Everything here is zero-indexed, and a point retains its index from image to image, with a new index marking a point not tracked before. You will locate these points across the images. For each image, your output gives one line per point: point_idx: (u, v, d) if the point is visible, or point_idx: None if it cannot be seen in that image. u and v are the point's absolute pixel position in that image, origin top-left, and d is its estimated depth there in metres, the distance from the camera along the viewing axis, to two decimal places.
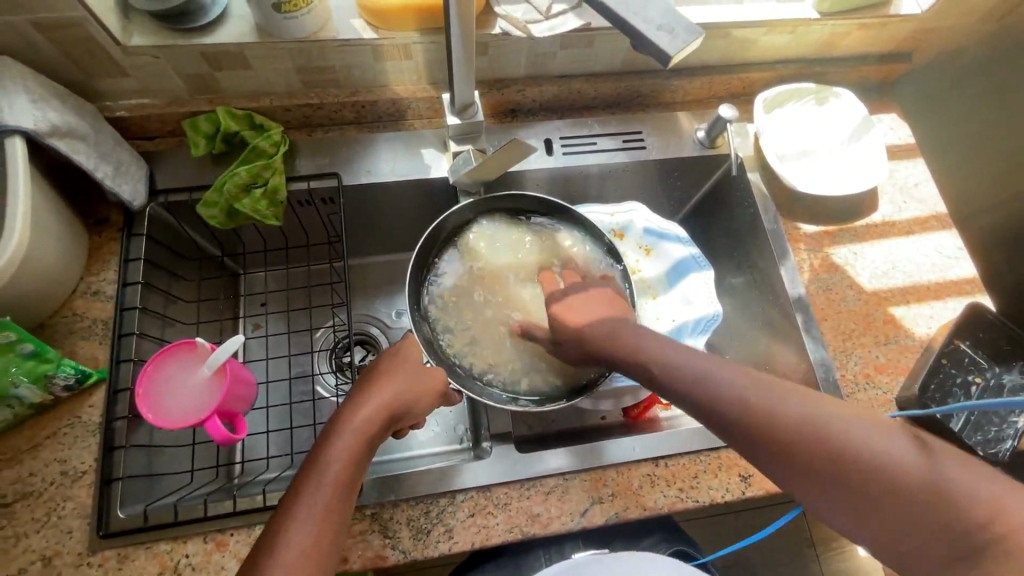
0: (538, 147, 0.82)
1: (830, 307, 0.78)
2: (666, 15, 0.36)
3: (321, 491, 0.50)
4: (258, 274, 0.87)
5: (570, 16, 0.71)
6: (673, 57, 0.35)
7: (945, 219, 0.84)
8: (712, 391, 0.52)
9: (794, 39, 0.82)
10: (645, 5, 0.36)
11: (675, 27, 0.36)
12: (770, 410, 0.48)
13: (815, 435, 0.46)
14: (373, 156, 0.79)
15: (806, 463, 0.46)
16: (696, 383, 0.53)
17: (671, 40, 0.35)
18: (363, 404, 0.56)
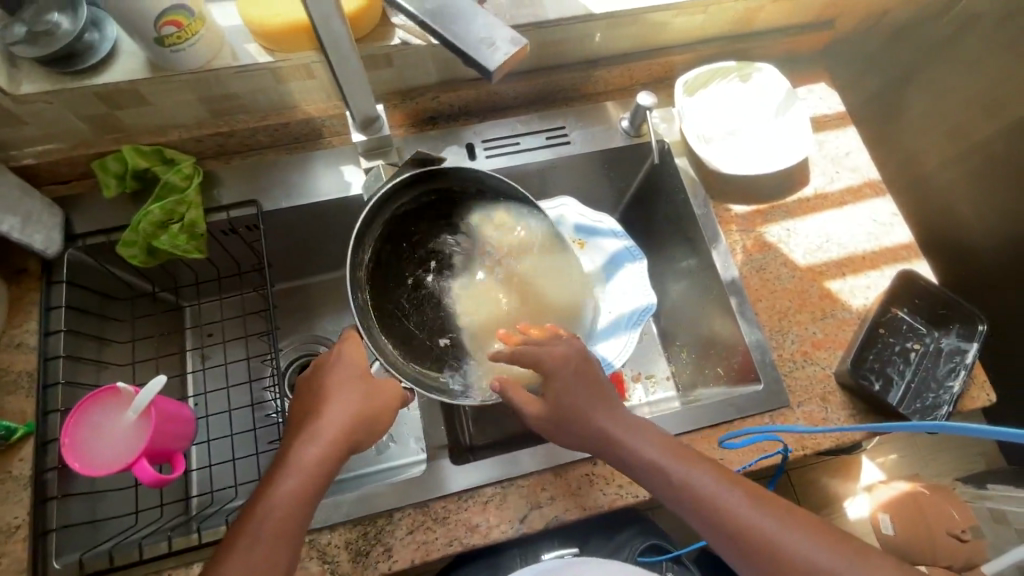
0: (459, 152, 0.81)
1: (764, 287, 0.77)
2: (491, 29, 0.37)
3: (260, 520, 0.50)
4: (191, 307, 0.87)
5: None
6: (492, 72, 0.35)
7: (878, 186, 0.84)
8: (667, 475, 0.57)
9: (709, 19, 0.80)
10: (469, 24, 0.37)
11: (497, 43, 0.36)
12: (711, 504, 0.55)
13: (744, 530, 0.53)
14: (293, 178, 0.78)
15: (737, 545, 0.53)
16: (660, 469, 0.57)
17: (493, 54, 0.36)
18: (318, 432, 0.55)
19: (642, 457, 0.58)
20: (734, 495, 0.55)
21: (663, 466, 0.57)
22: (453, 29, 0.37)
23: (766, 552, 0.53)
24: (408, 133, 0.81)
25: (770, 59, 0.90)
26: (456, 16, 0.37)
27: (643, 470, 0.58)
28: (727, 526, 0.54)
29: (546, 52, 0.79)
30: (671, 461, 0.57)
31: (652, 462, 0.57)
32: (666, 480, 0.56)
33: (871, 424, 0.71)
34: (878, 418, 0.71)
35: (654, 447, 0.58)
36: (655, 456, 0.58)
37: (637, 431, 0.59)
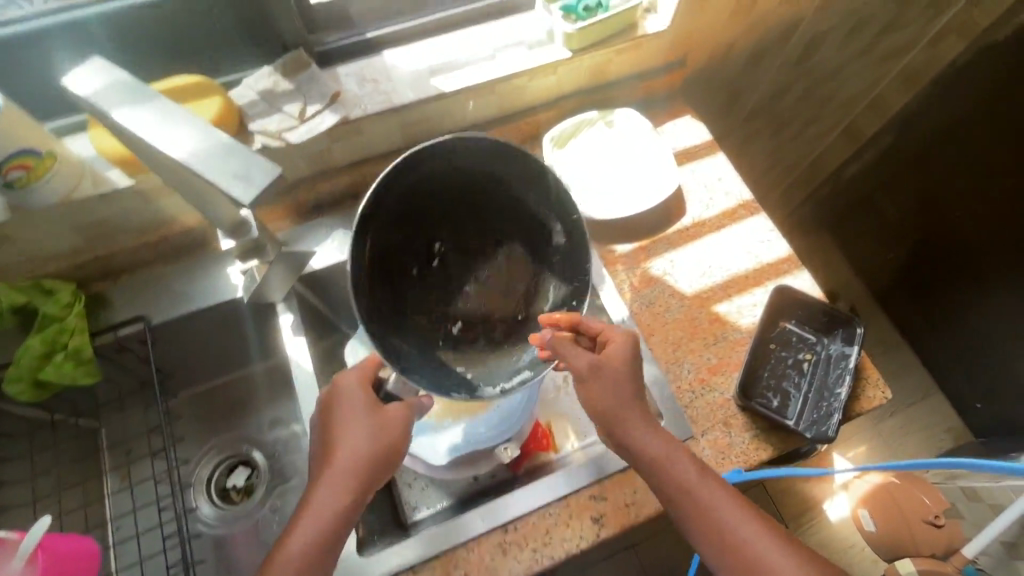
0: (346, 235, 0.84)
1: (655, 321, 0.79)
2: (246, 164, 0.43)
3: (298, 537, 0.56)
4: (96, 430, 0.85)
5: (326, 114, 0.74)
6: (246, 202, 0.40)
7: (753, 205, 0.87)
8: (693, 493, 0.59)
9: (562, 77, 0.86)
10: (227, 162, 0.42)
11: (253, 177, 0.42)
12: (723, 529, 0.58)
13: (754, 559, 0.57)
14: (181, 287, 0.79)
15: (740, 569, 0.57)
16: (687, 488, 0.59)
17: (248, 186, 0.42)
18: (333, 475, 0.59)
19: (676, 476, 0.60)
20: (744, 521, 0.59)
21: (690, 486, 0.59)
22: (216, 170, 0.42)
23: (753, 566, 0.57)
24: (293, 225, 0.85)
25: (632, 102, 0.96)
26: (218, 158, 0.43)
27: (658, 477, 0.61)
28: (735, 552, 0.57)
29: (415, 129, 0.82)
30: (699, 482, 0.60)
31: (682, 482, 0.59)
32: (691, 498, 0.59)
33: (775, 441, 0.71)
34: (780, 434, 0.72)
35: (686, 466, 0.60)
36: (686, 474, 0.60)
37: (669, 447, 0.61)
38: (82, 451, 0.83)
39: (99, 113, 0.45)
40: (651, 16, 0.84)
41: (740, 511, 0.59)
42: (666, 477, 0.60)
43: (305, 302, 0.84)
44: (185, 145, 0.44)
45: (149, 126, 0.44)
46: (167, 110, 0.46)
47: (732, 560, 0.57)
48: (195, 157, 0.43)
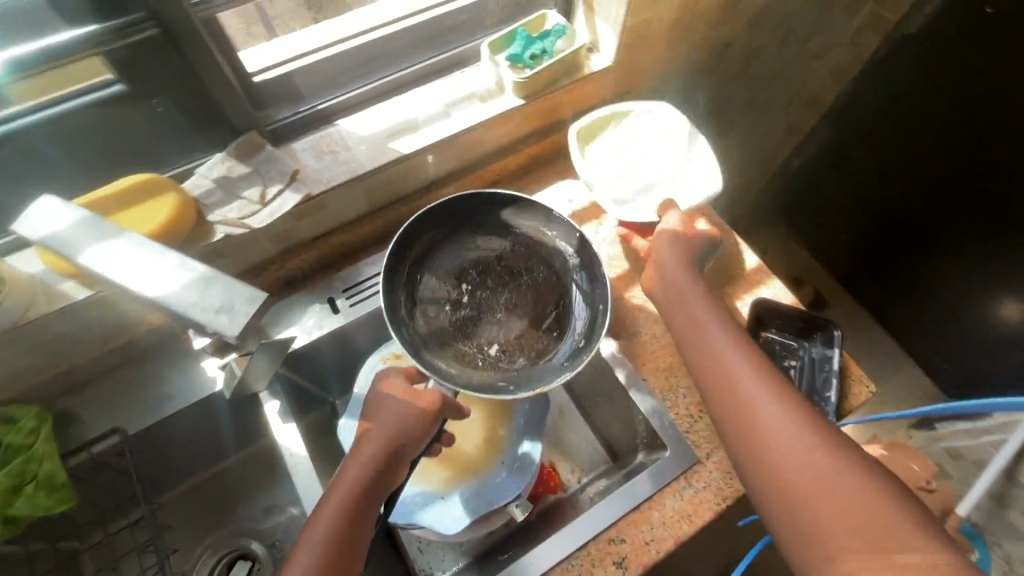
0: (322, 309, 0.82)
1: (644, 350, 0.80)
2: (227, 295, 0.47)
3: (331, 496, 0.56)
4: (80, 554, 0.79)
5: (287, 194, 0.73)
6: (235, 335, 0.45)
7: (717, 221, 0.90)
8: (715, 349, 0.62)
9: (516, 123, 0.87)
10: (205, 294, 0.47)
11: (238, 307, 0.47)
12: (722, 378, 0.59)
13: (722, 371, 0.60)
14: (155, 390, 0.75)
15: (716, 383, 0.60)
16: (706, 345, 0.63)
17: (232, 318, 0.46)
18: (365, 446, 0.59)
19: (702, 332, 0.64)
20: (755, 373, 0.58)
21: (714, 347, 0.62)
22: (199, 305, 0.46)
23: (739, 410, 0.57)
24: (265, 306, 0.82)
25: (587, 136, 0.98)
26: (194, 288, 0.47)
27: (714, 376, 0.60)
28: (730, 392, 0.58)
29: (380, 193, 0.82)
30: (722, 342, 0.62)
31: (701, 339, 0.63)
32: (705, 348, 0.63)
33: None
34: None
35: (722, 331, 0.63)
36: (715, 335, 0.63)
37: (703, 314, 0.65)
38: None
39: (65, 251, 0.50)
40: (595, 56, 0.87)
41: (786, 400, 0.56)
42: (725, 372, 0.59)
43: (288, 383, 0.81)
44: (162, 279, 0.48)
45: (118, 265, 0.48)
46: (143, 248, 0.50)
47: (710, 372, 0.61)
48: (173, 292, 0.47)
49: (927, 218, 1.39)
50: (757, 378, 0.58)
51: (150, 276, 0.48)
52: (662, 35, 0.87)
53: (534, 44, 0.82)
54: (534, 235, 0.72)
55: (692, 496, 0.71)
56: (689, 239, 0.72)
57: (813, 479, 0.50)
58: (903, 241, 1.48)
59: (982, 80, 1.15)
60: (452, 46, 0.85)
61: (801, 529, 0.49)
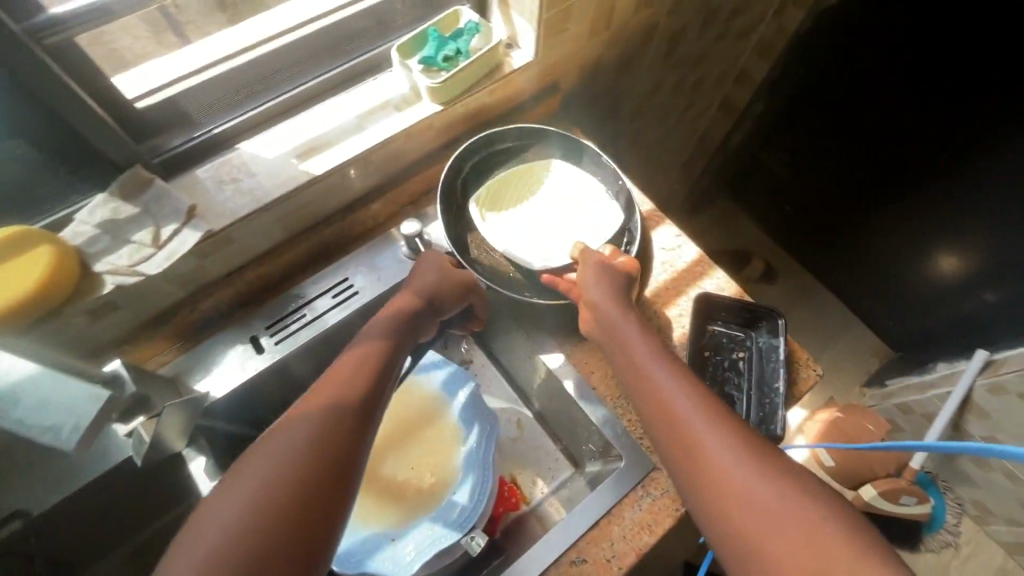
0: (246, 349, 0.75)
1: (592, 357, 0.78)
2: (58, 406, 0.56)
3: (249, 464, 0.45)
4: None
5: (184, 232, 0.65)
6: (70, 446, 0.55)
7: (657, 214, 0.88)
8: (641, 361, 0.61)
9: (438, 129, 0.82)
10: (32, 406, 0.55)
11: (81, 411, 0.57)
12: (649, 389, 0.58)
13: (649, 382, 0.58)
14: (59, 461, 0.68)
15: (646, 393, 0.58)
16: (635, 357, 0.61)
17: (55, 431, 0.55)
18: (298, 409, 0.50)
19: (628, 347, 0.63)
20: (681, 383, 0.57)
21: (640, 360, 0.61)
22: (31, 414, 0.55)
23: (668, 418, 0.55)
24: (181, 353, 0.75)
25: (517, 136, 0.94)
26: (31, 397, 0.56)
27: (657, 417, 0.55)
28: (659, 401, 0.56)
29: (296, 219, 0.76)
30: (647, 355, 0.61)
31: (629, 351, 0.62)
32: (632, 360, 0.61)
33: None
34: None
35: (644, 346, 0.62)
36: (638, 351, 0.62)
37: (628, 328, 0.65)
38: None
39: None
40: (515, 52, 0.82)
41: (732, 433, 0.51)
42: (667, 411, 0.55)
43: (215, 433, 0.75)
44: (18, 378, 0.56)
45: None
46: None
47: (640, 383, 0.59)
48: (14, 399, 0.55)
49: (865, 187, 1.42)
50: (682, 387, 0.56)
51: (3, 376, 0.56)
52: (583, 25, 0.83)
53: (447, 45, 0.76)
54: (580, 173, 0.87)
55: (651, 505, 0.69)
56: (611, 278, 0.71)
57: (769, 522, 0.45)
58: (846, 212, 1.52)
59: (888, 63, 1.17)
60: (359, 52, 0.79)
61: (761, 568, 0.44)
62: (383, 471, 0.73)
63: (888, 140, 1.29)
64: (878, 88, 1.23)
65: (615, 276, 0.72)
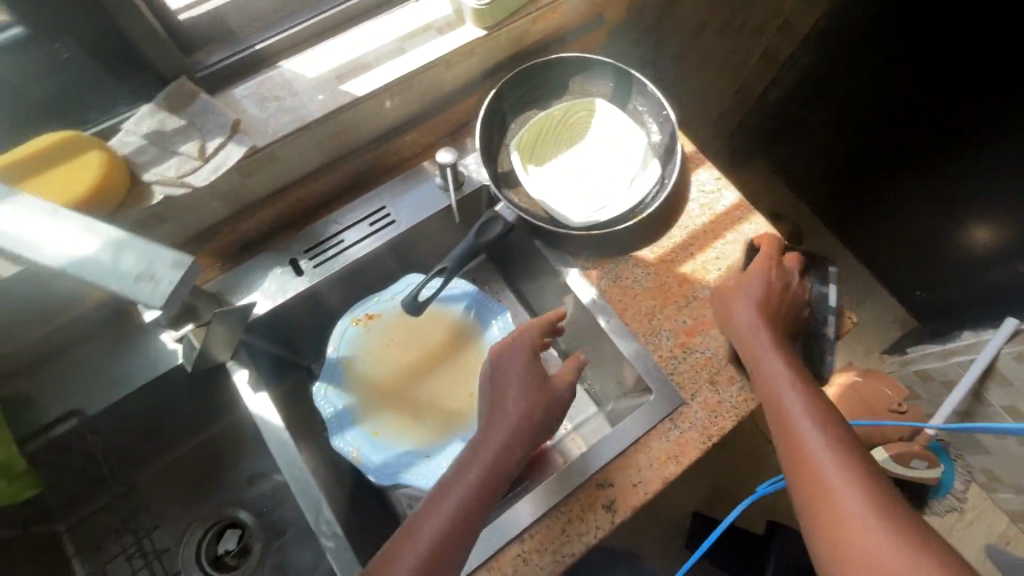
0: (286, 271, 0.77)
1: (626, 294, 0.78)
2: (151, 262, 0.46)
3: (419, 524, 0.55)
4: (72, 526, 0.78)
5: (230, 147, 0.66)
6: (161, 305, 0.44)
7: (698, 156, 0.86)
8: (769, 377, 0.64)
9: (480, 56, 0.80)
10: (123, 264, 0.46)
11: (168, 270, 0.46)
12: (776, 407, 0.62)
13: (778, 404, 0.62)
14: (112, 362, 0.71)
15: (773, 413, 0.62)
16: (763, 372, 0.64)
17: (152, 288, 0.45)
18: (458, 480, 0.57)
19: (756, 362, 0.65)
20: (809, 413, 0.60)
21: (769, 377, 0.64)
22: (119, 275, 0.45)
23: (793, 441, 0.59)
24: (222, 272, 0.77)
25: None
26: (117, 254, 0.46)
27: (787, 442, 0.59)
28: (784, 425, 0.60)
29: (336, 142, 0.76)
30: (778, 372, 0.63)
31: (755, 366, 0.65)
32: (758, 373, 0.65)
33: None
34: None
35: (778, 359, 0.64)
36: (773, 365, 0.64)
37: (763, 343, 0.66)
38: (61, 553, 0.77)
39: None
40: None
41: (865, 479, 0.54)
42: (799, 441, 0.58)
43: (255, 350, 0.77)
44: (83, 242, 0.46)
45: (39, 230, 0.46)
46: (27, 219, 0.47)
47: (768, 402, 0.63)
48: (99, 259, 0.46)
49: (907, 167, 1.38)
50: (813, 418, 0.59)
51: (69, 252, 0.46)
52: None
53: None
54: (625, 101, 0.85)
55: (678, 438, 0.70)
56: (771, 301, 0.69)
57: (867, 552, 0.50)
58: (885, 186, 1.47)
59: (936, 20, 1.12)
60: None
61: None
62: (415, 396, 0.75)
63: (940, 118, 1.23)
64: (921, 69, 1.20)
65: (743, 282, 0.71)
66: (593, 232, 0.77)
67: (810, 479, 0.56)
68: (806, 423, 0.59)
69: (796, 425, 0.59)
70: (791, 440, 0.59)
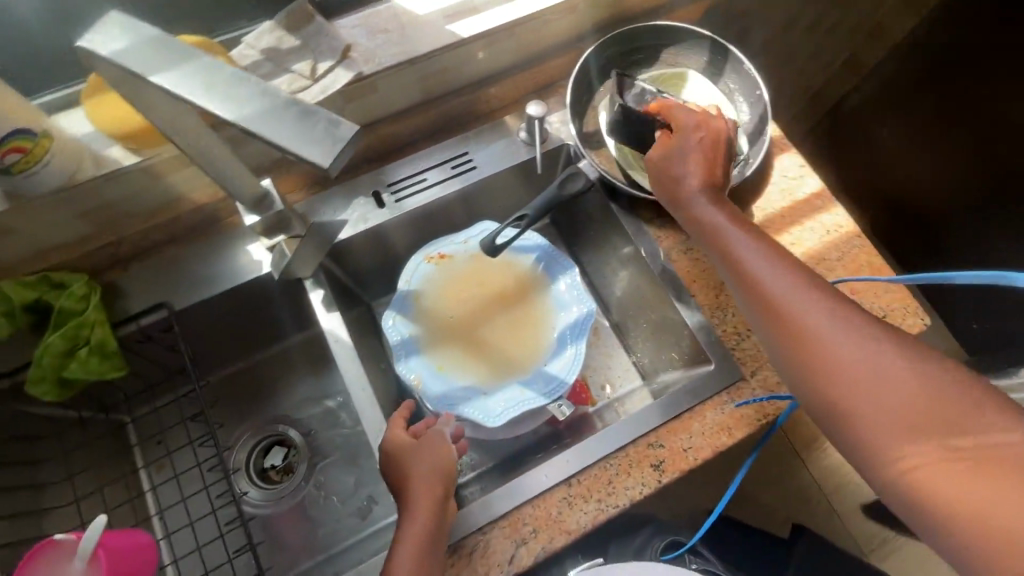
0: (368, 202, 0.80)
1: (695, 267, 0.78)
2: (316, 123, 0.36)
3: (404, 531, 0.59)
4: (146, 414, 0.83)
5: (339, 71, 0.68)
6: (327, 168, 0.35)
7: (783, 141, 0.85)
8: (756, 276, 0.56)
9: (579, 15, 0.81)
10: (286, 125, 0.37)
11: (330, 134, 0.36)
12: (766, 302, 0.54)
13: (772, 305, 0.54)
14: (200, 265, 0.75)
15: (769, 317, 0.54)
16: (749, 270, 0.56)
17: (319, 149, 0.35)
18: (418, 493, 0.61)
19: (743, 260, 0.57)
20: (807, 302, 0.52)
21: (755, 275, 0.56)
22: (278, 135, 0.36)
23: (793, 329, 0.52)
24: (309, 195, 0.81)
25: None
26: (281, 114, 0.37)
27: (783, 329, 0.53)
28: (782, 325, 0.53)
29: (431, 83, 0.77)
30: (763, 265, 0.56)
31: (738, 261, 0.57)
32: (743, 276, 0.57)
33: None
34: None
35: (759, 254, 0.57)
36: (758, 262, 0.56)
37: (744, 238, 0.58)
38: (132, 437, 0.81)
39: (135, 73, 0.41)
40: None
41: (843, 315, 0.51)
42: (797, 321, 0.52)
43: (330, 274, 0.80)
44: (242, 101, 0.38)
45: (195, 87, 0.39)
46: (195, 74, 0.39)
47: (741, 261, 0.57)
48: (260, 115, 0.37)
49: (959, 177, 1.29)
50: (816, 312, 0.51)
51: (266, 123, 0.37)
52: None
53: None
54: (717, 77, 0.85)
55: (733, 411, 0.71)
56: (708, 148, 0.67)
57: (878, 410, 0.47)
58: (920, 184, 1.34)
59: None
60: None
61: (893, 470, 0.46)
62: (475, 331, 0.77)
63: None
64: None
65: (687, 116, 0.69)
66: None
67: (835, 383, 0.49)
68: (816, 322, 0.51)
69: (802, 327, 0.51)
70: (800, 345, 0.51)
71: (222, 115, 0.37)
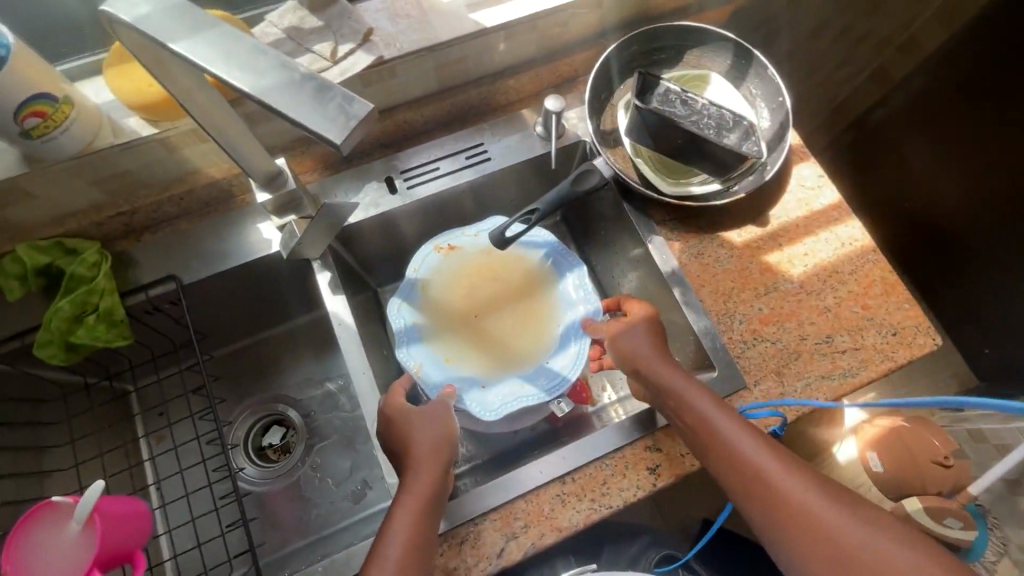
0: (380, 187, 0.80)
1: (705, 271, 0.77)
2: (333, 100, 0.36)
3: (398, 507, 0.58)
4: (150, 384, 0.84)
5: (359, 54, 0.68)
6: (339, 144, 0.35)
7: (802, 150, 0.84)
8: (712, 426, 0.60)
9: (603, 10, 0.80)
10: (302, 101, 0.36)
11: (346, 111, 0.36)
12: (712, 451, 0.59)
13: (721, 452, 0.59)
14: (211, 240, 0.76)
15: (724, 470, 0.58)
16: (700, 416, 0.61)
17: (333, 126, 0.35)
18: (418, 474, 0.61)
19: (695, 411, 0.61)
20: (753, 445, 0.58)
21: (708, 423, 0.60)
22: (295, 109, 0.36)
23: (756, 484, 0.56)
24: (322, 177, 0.81)
25: None
26: (300, 89, 0.37)
27: (757, 502, 0.56)
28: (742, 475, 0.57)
29: (451, 72, 0.77)
30: (714, 413, 0.61)
31: (690, 411, 0.62)
32: (698, 423, 0.61)
33: (830, 389, 0.71)
34: (832, 382, 0.71)
35: (712, 407, 0.61)
36: (711, 413, 0.61)
37: (687, 384, 0.63)
38: (135, 406, 0.83)
39: (154, 41, 0.41)
40: None
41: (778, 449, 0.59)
42: (775, 496, 0.55)
43: (339, 257, 0.81)
44: (263, 73, 0.38)
45: (215, 58, 0.39)
46: (216, 46, 0.39)
47: (699, 419, 0.61)
48: (278, 90, 0.37)
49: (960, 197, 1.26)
50: (757, 452, 0.58)
51: (284, 97, 0.37)
52: None
53: None
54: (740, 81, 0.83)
55: None
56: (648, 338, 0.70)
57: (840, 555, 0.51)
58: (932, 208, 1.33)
59: None
60: None
61: None
62: (476, 326, 0.76)
63: None
64: None
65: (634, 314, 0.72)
66: (685, 202, 0.78)
67: (792, 530, 0.53)
68: (764, 460, 0.57)
69: (753, 472, 0.56)
70: (756, 493, 0.56)
71: (240, 87, 0.37)
